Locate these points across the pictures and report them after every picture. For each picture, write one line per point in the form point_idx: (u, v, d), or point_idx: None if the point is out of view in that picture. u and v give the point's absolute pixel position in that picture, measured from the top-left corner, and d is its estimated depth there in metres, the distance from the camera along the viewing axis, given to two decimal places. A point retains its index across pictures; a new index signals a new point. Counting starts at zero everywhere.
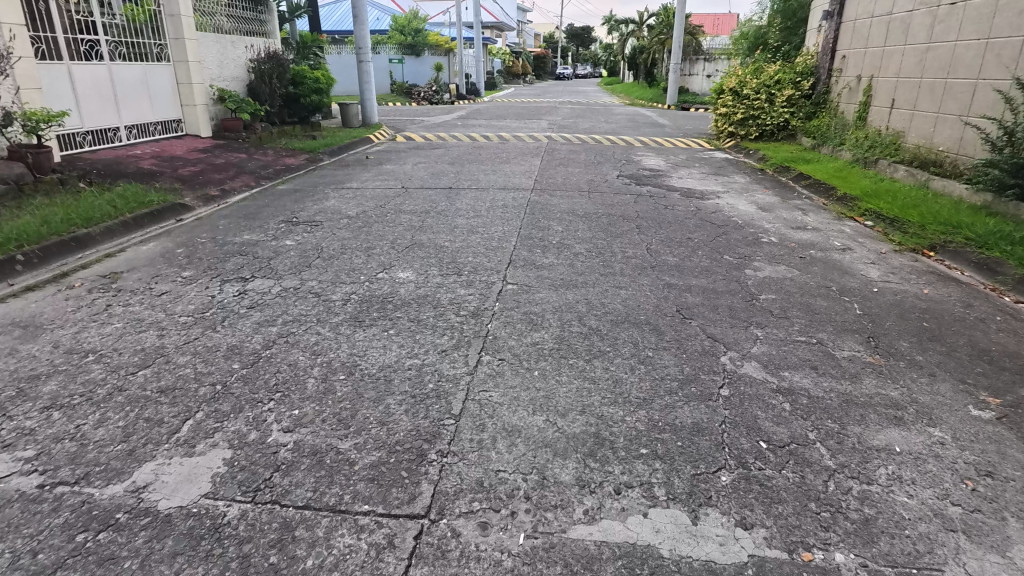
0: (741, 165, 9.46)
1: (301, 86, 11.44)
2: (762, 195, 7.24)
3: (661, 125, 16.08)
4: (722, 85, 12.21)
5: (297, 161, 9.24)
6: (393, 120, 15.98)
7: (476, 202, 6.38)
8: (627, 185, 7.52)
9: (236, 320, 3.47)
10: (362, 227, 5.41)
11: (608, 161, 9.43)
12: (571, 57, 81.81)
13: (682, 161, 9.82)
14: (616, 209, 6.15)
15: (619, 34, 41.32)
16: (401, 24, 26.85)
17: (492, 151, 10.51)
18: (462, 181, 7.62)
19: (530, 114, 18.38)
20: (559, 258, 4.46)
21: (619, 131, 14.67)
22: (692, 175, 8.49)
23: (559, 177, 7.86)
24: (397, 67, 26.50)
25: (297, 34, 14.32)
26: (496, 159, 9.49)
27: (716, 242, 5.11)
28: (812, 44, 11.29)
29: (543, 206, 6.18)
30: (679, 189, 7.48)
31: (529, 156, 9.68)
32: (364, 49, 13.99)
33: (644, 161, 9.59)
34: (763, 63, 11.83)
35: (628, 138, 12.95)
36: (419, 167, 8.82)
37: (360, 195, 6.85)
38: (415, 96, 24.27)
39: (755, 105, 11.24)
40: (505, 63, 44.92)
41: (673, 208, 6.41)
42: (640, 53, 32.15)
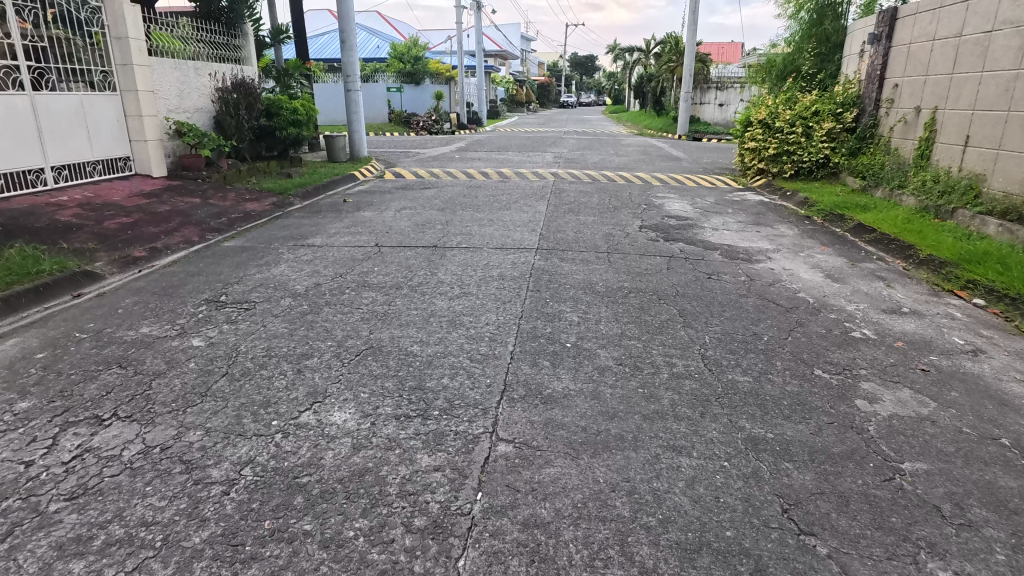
0: (782, 211, 8.05)
1: (277, 118, 10.19)
2: (823, 258, 5.80)
3: (677, 158, 14.79)
4: (749, 116, 10.90)
5: (262, 206, 7.91)
6: (386, 154, 14.74)
7: (464, 269, 4.97)
8: (652, 241, 6.11)
9: (24, 537, 2.01)
10: (307, 315, 4.00)
11: (624, 206, 8.04)
12: (574, 85, 81.53)
13: (710, 205, 8.43)
14: (644, 281, 4.72)
15: (625, 61, 40.44)
16: (400, 52, 25.75)
17: (490, 192, 9.17)
18: (451, 236, 6.24)
19: (535, 146, 17.12)
20: (576, 380, 3.02)
21: (632, 165, 13.36)
22: (728, 226, 7.09)
23: (569, 230, 6.47)
24: (396, 95, 25.00)
25: (281, 60, 13.16)
26: (493, 203, 8.12)
27: (792, 341, 3.66)
28: (853, 71, 9.98)
29: (551, 277, 4.76)
30: (716, 246, 6.07)
31: (532, 200, 8.31)
32: (352, 77, 12.79)
33: (666, 206, 8.18)
34: (796, 92, 10.54)
35: (643, 175, 11.63)
36: (402, 215, 7.45)
37: (321, 257, 5.47)
38: (414, 126, 23.21)
39: (790, 139, 9.91)
40: (508, 91, 44.17)
41: (717, 278, 4.98)
42: (648, 81, 31.12)
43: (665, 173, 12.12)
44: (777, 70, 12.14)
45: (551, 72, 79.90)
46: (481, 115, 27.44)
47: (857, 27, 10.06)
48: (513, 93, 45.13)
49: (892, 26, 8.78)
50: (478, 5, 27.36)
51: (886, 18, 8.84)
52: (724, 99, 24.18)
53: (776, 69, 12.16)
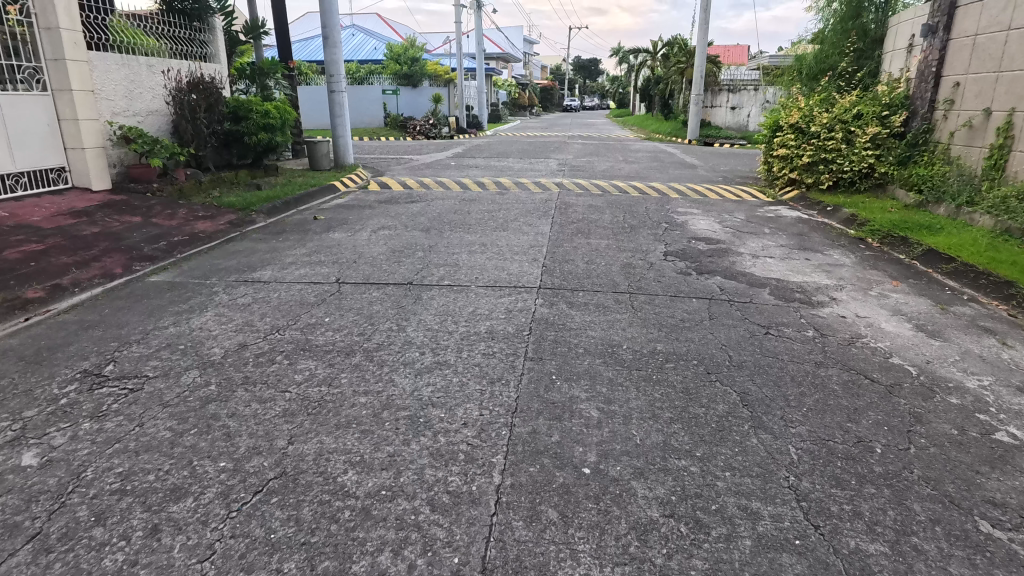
0: (828, 232, 6.82)
1: (246, 122, 9.03)
2: (900, 299, 4.59)
3: (692, 166, 13.62)
4: (778, 120, 9.71)
5: (216, 226, 6.74)
6: (377, 161, 13.60)
7: (441, 320, 3.78)
8: (682, 275, 4.90)
9: None
10: (209, 404, 2.80)
11: (641, 225, 6.82)
12: (577, 89, 80.43)
13: (742, 222, 7.21)
14: (681, 342, 3.50)
15: (630, 64, 39.32)
16: (396, 53, 24.77)
17: (484, 206, 7.99)
18: (431, 266, 5.05)
19: (538, 152, 15.93)
20: (600, 560, 1.83)
21: (644, 173, 12.18)
22: (769, 252, 5.87)
23: (578, 258, 5.27)
24: (393, 98, 23.78)
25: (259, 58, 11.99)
26: (486, 220, 6.96)
27: (917, 457, 2.46)
28: (900, 68, 8.75)
29: (557, 334, 3.55)
30: (762, 282, 4.85)
31: (532, 217, 7.11)
32: (336, 76, 11.63)
33: (692, 225, 6.97)
34: (833, 93, 9.34)
35: (658, 185, 10.42)
36: (379, 236, 6.28)
37: (262, 300, 4.29)
38: (410, 130, 22.19)
39: (827, 146, 8.71)
40: (509, 94, 43.00)
41: (777, 332, 3.76)
42: (655, 83, 29.91)
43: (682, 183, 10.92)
44: (807, 69, 10.92)
45: (553, 75, 78.83)
46: (481, 118, 26.32)
47: (904, 18, 8.82)
48: (515, 97, 44.01)
49: (951, 15, 7.56)
50: (478, 4, 26.17)
51: (943, 6, 7.61)
52: (737, 102, 23.05)
53: (806, 68, 10.94)
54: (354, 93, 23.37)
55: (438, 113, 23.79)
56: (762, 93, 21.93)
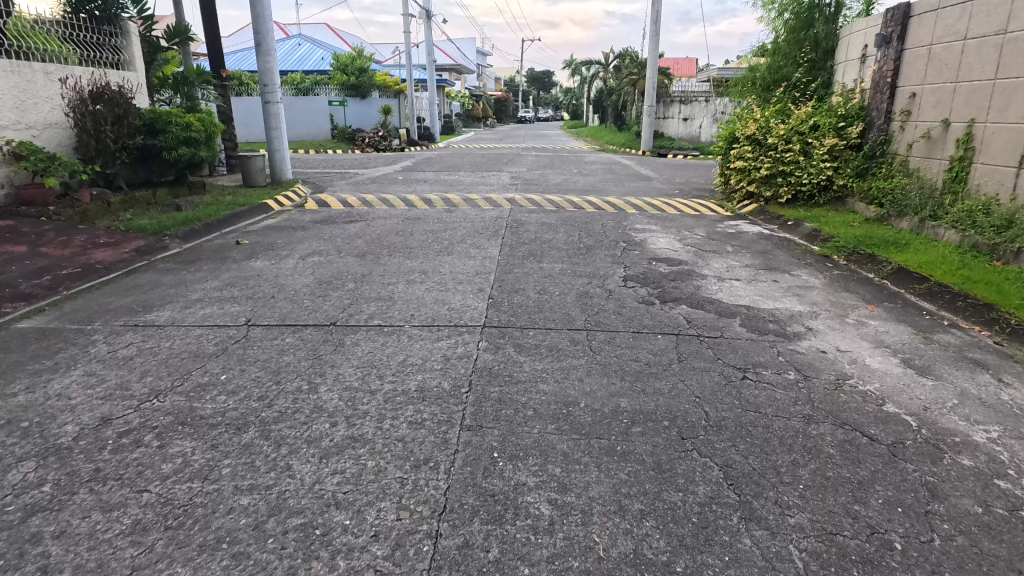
0: (793, 249, 6.49)
1: (163, 136, 8.18)
2: (879, 327, 4.20)
3: (647, 178, 13.34)
4: (735, 131, 9.45)
5: (118, 254, 5.89)
6: (319, 176, 12.82)
7: (362, 374, 3.15)
8: (644, 304, 4.40)
9: None
10: (33, 517, 2.09)
11: (598, 245, 6.33)
12: (532, 100, 80.69)
13: (704, 240, 6.82)
14: (648, 395, 2.97)
15: (583, 75, 39.38)
16: (344, 63, 23.45)
17: (429, 225, 7.36)
18: (360, 301, 4.40)
19: (490, 165, 15.42)
20: None
21: (599, 186, 11.79)
22: (735, 274, 5.46)
23: (529, 286, 4.72)
24: (339, 109, 23.11)
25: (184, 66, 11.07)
26: (428, 243, 6.34)
27: (944, 555, 1.97)
28: (854, 78, 8.60)
29: (502, 389, 2.97)
30: (732, 311, 4.40)
31: (481, 238, 6.53)
32: (271, 86, 10.83)
33: (651, 244, 6.52)
34: (788, 103, 9.14)
35: (614, 199, 10.01)
36: (307, 264, 5.58)
37: (149, 352, 3.56)
38: (359, 143, 21.48)
39: (785, 158, 8.47)
40: (463, 105, 42.60)
41: (756, 375, 3.28)
42: (608, 95, 29.94)
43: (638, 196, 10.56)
44: (761, 79, 10.74)
45: (508, 86, 78.91)
46: (434, 130, 25.67)
47: (857, 28, 8.69)
48: (469, 109, 43.55)
49: (905, 25, 7.40)
50: (427, 14, 25.56)
51: (897, 16, 7.46)
52: (689, 114, 23.12)
53: (759, 79, 10.76)
54: (298, 104, 22.59)
55: (387, 124, 23.12)
56: (713, 104, 22.02)
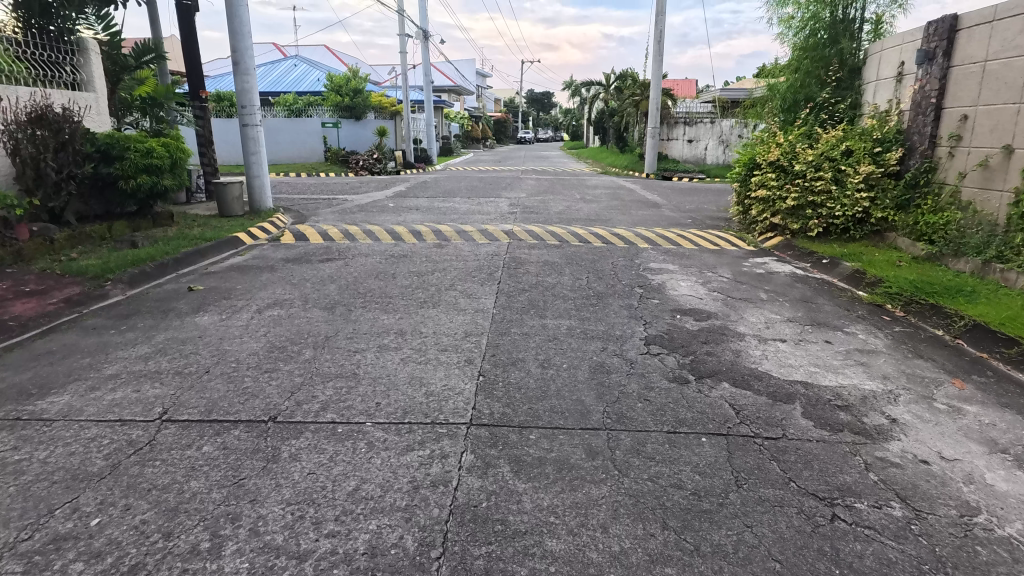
0: (837, 296, 5.57)
1: (120, 163, 7.34)
2: (980, 417, 3.26)
3: (655, 205, 12.51)
4: (755, 156, 8.60)
5: (43, 305, 4.96)
6: (304, 204, 11.97)
7: (291, 521, 2.20)
8: (676, 383, 3.46)
9: None
10: None
11: (610, 292, 5.41)
12: (532, 121, 80.49)
13: (731, 283, 5.91)
14: (706, 561, 2.02)
15: (584, 96, 38.81)
16: (337, 83, 23.13)
17: (414, 265, 6.45)
18: (314, 380, 3.45)
19: (488, 190, 14.58)
20: None
21: (605, 215, 10.93)
22: (777, 333, 4.53)
23: (530, 356, 3.78)
24: (332, 131, 22.30)
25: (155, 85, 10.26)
26: (407, 290, 5.41)
27: None
28: (888, 99, 7.76)
29: (492, 553, 2.02)
30: (788, 392, 3.45)
31: (473, 284, 5.61)
32: (250, 108, 10.02)
33: (672, 290, 5.60)
34: (814, 126, 8.30)
35: (622, 230, 9.11)
36: (263, 320, 4.65)
37: (12, 469, 2.60)
38: (354, 166, 20.88)
39: (814, 187, 7.60)
40: (462, 126, 42.13)
41: (849, 512, 2.34)
42: (609, 116, 29.32)
43: (647, 226, 9.67)
44: (782, 101, 9.93)
45: (508, 107, 78.74)
46: (431, 152, 24.97)
47: (890, 44, 7.88)
48: (468, 130, 42.97)
49: (952, 39, 6.58)
50: (424, 34, 24.94)
51: (942, 30, 6.64)
52: (694, 135, 22.33)
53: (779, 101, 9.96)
54: (291, 125, 21.65)
55: (383, 147, 22.49)
56: (719, 125, 21.43)
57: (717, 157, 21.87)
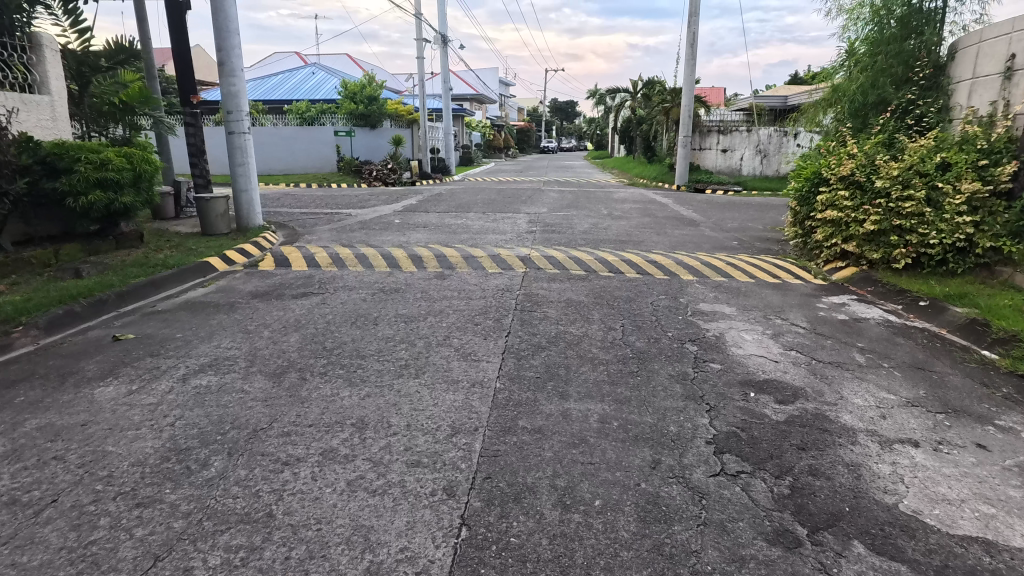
0: (960, 360, 4.15)
1: (72, 177, 6.30)
2: None
3: (692, 222, 11.13)
4: (822, 169, 7.20)
5: None
6: (303, 221, 10.86)
7: None
8: (780, 549, 2.13)
9: None
10: None
11: (655, 353, 4.08)
12: (555, 130, 79.37)
13: (811, 338, 4.53)
14: None
15: (609, 104, 37.53)
16: (351, 91, 21.74)
17: (403, 306, 5.19)
18: (203, 530, 2.20)
19: (506, 204, 13.35)
20: None
21: (637, 235, 9.58)
22: (901, 429, 3.16)
23: (545, 482, 2.48)
24: (346, 140, 21.49)
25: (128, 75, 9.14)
26: (386, 346, 4.15)
27: None
28: (992, 100, 6.32)
29: None
30: (967, 569, 2.09)
31: (473, 338, 4.32)
32: (238, 114, 8.94)
33: (734, 350, 4.24)
34: (897, 135, 6.87)
35: (658, 255, 7.76)
36: (184, 395, 3.42)
37: None
38: (367, 177, 19.92)
39: (900, 208, 6.17)
40: (483, 135, 41.17)
41: None
42: (637, 124, 27.98)
43: (687, 250, 8.31)
44: (848, 106, 8.50)
45: (531, 116, 77.76)
46: (449, 162, 23.94)
47: (992, 34, 6.44)
48: (490, 139, 41.95)
49: None
50: (443, 39, 23.91)
51: None
52: (728, 145, 20.78)
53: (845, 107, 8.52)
54: None
55: (398, 157, 21.77)
56: (756, 135, 19.98)
57: (753, 168, 20.41)
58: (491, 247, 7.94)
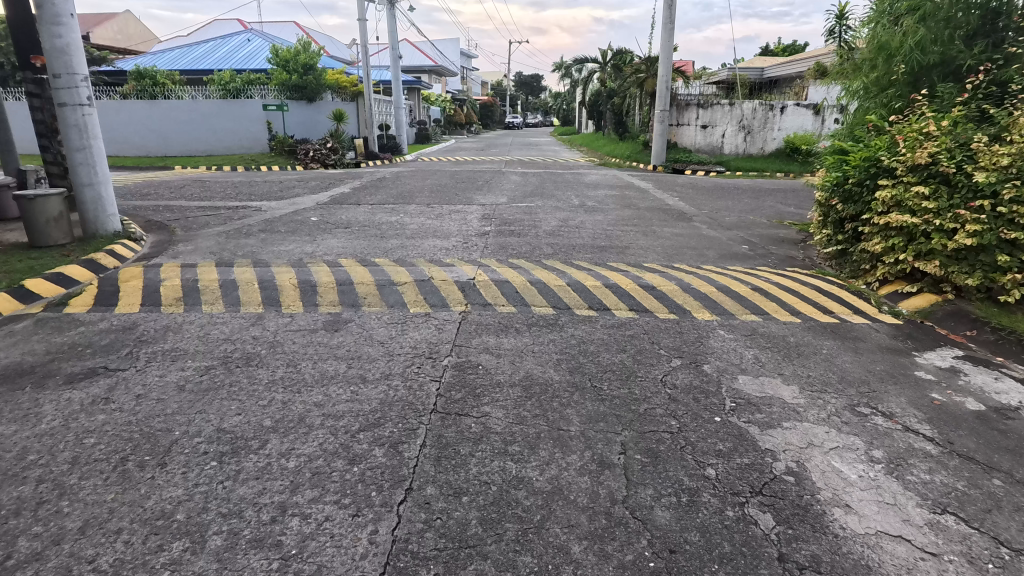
0: None
1: None
2: None
3: (681, 216, 9.14)
4: (882, 157, 5.18)
5: None
6: (191, 222, 8.43)
7: None
8: None
9: None
10: None
11: (697, 552, 2.01)
12: (520, 105, 76.38)
13: (960, 474, 2.52)
14: None
15: (575, 77, 35.33)
16: (284, 58, 18.62)
17: (239, 406, 2.98)
18: None
19: (457, 193, 11.15)
20: None
21: (618, 235, 7.49)
22: None
23: None
24: (277, 114, 18.73)
25: None
26: (140, 553, 1.99)
27: None
28: None
29: None
30: None
31: (333, 511, 2.16)
32: (73, 79, 6.42)
33: (843, 523, 2.19)
34: (990, 109, 4.86)
35: (653, 270, 5.68)
36: None
37: None
38: (302, 158, 17.60)
39: (1014, 215, 4.20)
40: (443, 110, 38.55)
41: None
42: (606, 97, 25.87)
43: (687, 260, 6.24)
44: (877, 77, 6.29)
45: (495, 90, 74.85)
46: (401, 139, 21.49)
47: None
48: (450, 114, 39.28)
49: None
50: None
51: None
52: (708, 120, 18.63)
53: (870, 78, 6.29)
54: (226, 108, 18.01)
55: (341, 134, 19.17)
56: (740, 109, 18.12)
57: (736, 147, 18.57)
58: (421, 264, 5.69)
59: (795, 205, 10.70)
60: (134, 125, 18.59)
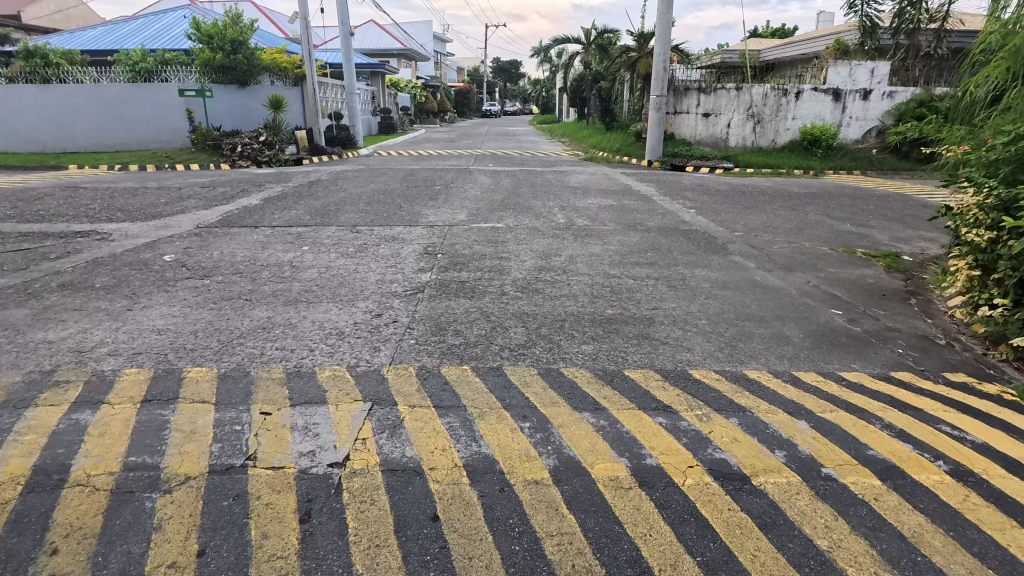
0: None
1: None
2: None
3: (710, 243, 6.45)
4: None
5: None
6: None
7: None
8: None
9: None
10: None
11: None
12: (497, 92, 73.17)
13: None
14: None
15: (556, 61, 32.56)
16: (207, 33, 15.47)
17: None
18: None
19: (403, 206, 8.37)
20: None
21: (631, 288, 4.77)
22: None
23: None
24: (199, 101, 15.61)
25: None
26: None
27: None
28: None
29: None
30: None
31: None
32: None
33: None
34: None
35: (716, 396, 2.93)
36: None
37: None
38: (229, 153, 14.57)
39: None
40: (413, 97, 35.45)
41: None
42: (591, 83, 23.08)
43: (762, 355, 3.51)
44: None
45: (472, 77, 71.47)
46: (355, 131, 18.54)
47: None
48: (420, 102, 36.19)
49: None
50: None
51: None
52: (711, 108, 15.96)
53: None
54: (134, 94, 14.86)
55: (279, 124, 16.13)
56: (749, 94, 15.47)
57: (743, 138, 15.90)
58: (257, 397, 2.82)
59: (850, 220, 8.11)
60: (23, 115, 15.32)
